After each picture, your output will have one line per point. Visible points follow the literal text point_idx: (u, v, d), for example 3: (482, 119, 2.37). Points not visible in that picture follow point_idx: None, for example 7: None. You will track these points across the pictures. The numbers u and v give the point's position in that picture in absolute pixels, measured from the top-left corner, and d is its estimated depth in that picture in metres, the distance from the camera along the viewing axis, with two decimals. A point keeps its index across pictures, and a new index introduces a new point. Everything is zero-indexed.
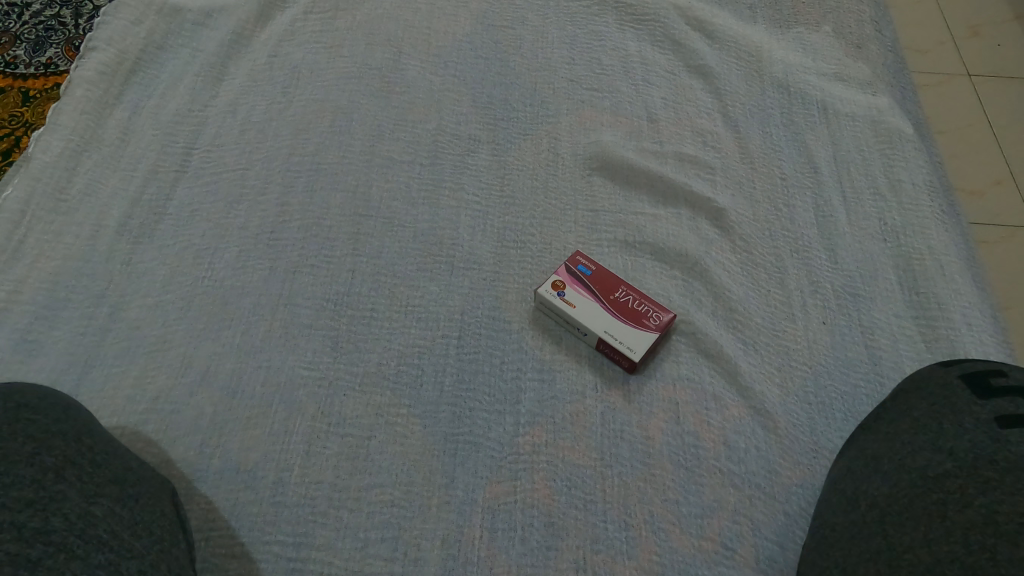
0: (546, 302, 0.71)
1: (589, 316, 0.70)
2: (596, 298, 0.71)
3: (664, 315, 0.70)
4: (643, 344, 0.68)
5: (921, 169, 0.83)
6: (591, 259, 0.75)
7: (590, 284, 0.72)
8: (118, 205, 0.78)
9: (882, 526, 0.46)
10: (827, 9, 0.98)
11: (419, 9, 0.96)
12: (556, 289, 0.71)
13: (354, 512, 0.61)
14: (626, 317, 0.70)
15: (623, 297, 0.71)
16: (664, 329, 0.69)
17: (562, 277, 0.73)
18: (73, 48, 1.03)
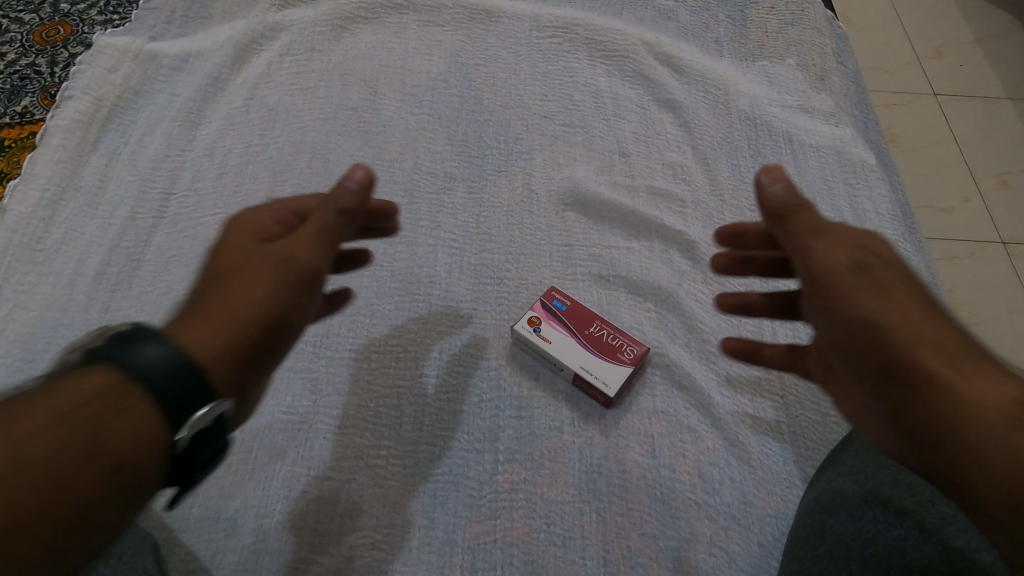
0: (522, 339, 0.72)
1: (564, 352, 0.71)
2: (571, 333, 0.72)
3: (638, 348, 0.71)
4: (618, 379, 0.69)
5: (884, 197, 0.86)
6: (565, 294, 0.75)
7: (565, 320, 0.73)
8: (96, 253, 0.78)
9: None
10: (791, 41, 1.01)
11: (394, 49, 0.98)
12: (532, 325, 0.72)
13: (335, 557, 0.61)
14: (600, 352, 0.71)
15: (597, 331, 0.72)
16: (638, 362, 0.70)
17: (538, 313, 0.73)
18: (49, 96, 1.01)
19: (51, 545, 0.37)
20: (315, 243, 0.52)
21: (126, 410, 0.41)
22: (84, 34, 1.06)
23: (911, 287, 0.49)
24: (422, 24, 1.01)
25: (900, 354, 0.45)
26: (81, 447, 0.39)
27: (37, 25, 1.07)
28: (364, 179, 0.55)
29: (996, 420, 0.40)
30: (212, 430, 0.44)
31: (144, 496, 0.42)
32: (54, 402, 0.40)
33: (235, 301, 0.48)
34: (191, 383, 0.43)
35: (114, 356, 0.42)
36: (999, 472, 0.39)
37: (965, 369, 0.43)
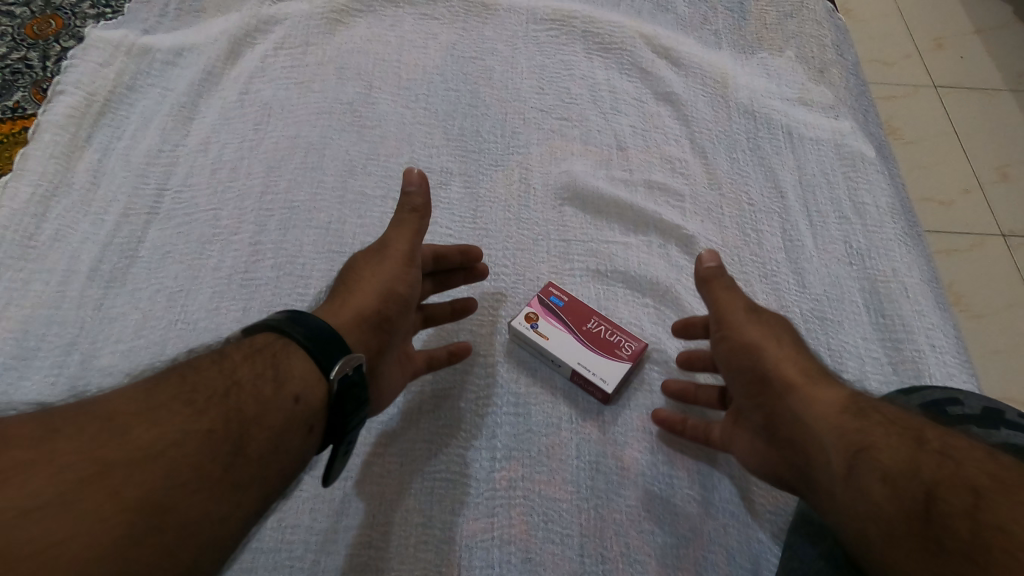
0: (519, 335, 0.72)
1: (561, 348, 0.70)
2: (569, 329, 0.71)
3: (636, 344, 0.70)
4: (616, 375, 0.68)
5: (884, 191, 0.85)
6: (562, 289, 0.74)
7: (563, 315, 0.72)
8: (89, 249, 0.78)
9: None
10: (789, 33, 1.00)
11: (389, 43, 0.97)
12: (529, 322, 0.72)
13: (332, 556, 0.61)
14: (597, 347, 0.70)
15: (595, 327, 0.71)
16: (636, 358, 0.69)
17: (535, 309, 0.73)
18: (42, 90, 1.00)
19: (241, 464, 0.47)
20: (406, 235, 0.65)
21: (293, 364, 0.52)
22: (77, 27, 1.05)
23: (789, 331, 0.63)
24: (417, 17, 1.00)
25: (771, 373, 0.59)
26: (262, 392, 0.50)
27: (28, 18, 1.06)
28: (416, 177, 0.65)
29: (835, 418, 0.53)
30: (350, 381, 0.54)
31: (306, 439, 0.52)
32: (241, 359, 0.51)
33: (361, 284, 0.62)
34: (336, 347, 0.54)
35: (285, 326, 0.54)
36: (831, 451, 0.52)
37: (822, 386, 0.57)
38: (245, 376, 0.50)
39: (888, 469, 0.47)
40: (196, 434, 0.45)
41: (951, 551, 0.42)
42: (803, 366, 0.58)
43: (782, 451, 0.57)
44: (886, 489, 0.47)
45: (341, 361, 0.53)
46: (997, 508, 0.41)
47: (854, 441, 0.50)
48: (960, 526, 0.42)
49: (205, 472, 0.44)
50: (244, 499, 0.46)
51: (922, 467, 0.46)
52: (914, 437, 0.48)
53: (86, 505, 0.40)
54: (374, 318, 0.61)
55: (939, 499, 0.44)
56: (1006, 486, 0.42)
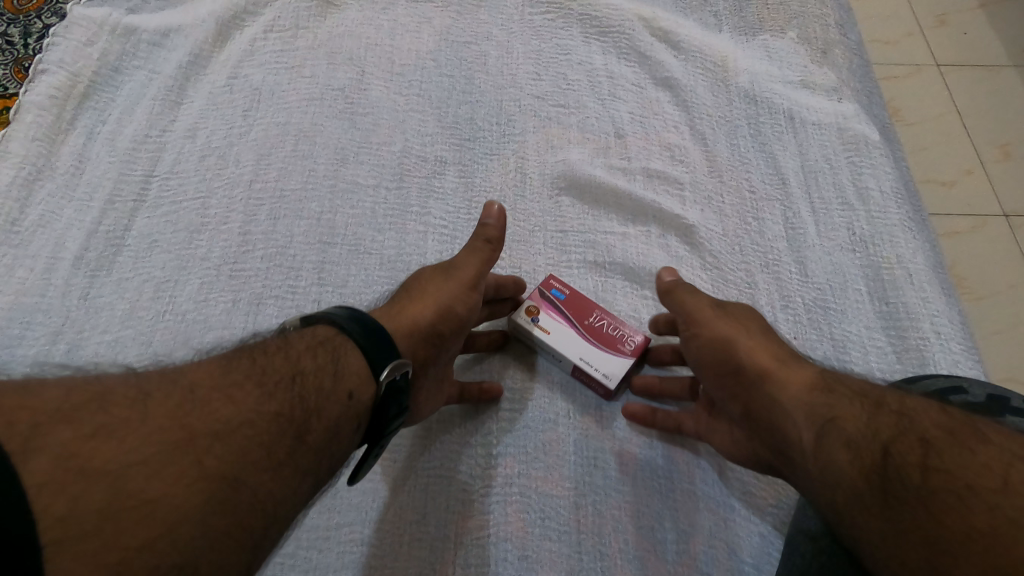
0: (520, 329, 0.70)
1: (564, 341, 0.69)
2: (571, 321, 0.70)
3: (638, 337, 0.69)
4: (619, 369, 0.67)
5: (889, 175, 0.83)
6: (563, 281, 0.73)
7: (564, 309, 0.70)
8: (74, 238, 0.76)
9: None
10: (793, 14, 0.98)
11: (382, 26, 0.95)
12: (529, 315, 0.70)
13: (326, 553, 0.60)
14: (600, 340, 0.69)
15: (597, 320, 0.70)
16: (638, 352, 0.68)
17: (536, 302, 0.71)
18: (23, 69, 0.97)
19: (303, 451, 0.46)
20: (476, 259, 0.65)
21: (349, 360, 0.52)
22: (59, 4, 1.02)
23: (756, 319, 0.63)
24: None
25: (740, 361, 0.58)
26: (323, 382, 0.49)
27: None
28: (496, 212, 0.67)
29: (803, 393, 0.54)
30: (397, 386, 0.53)
31: (352, 435, 0.51)
32: (303, 348, 0.51)
33: (422, 295, 0.62)
34: (386, 351, 0.53)
35: (343, 322, 0.53)
36: (801, 426, 0.52)
37: (792, 365, 0.57)
38: (306, 364, 0.50)
39: (852, 436, 0.48)
40: (265, 415, 0.45)
41: (907, 501, 0.43)
42: (771, 351, 0.58)
43: (754, 430, 0.58)
44: (850, 454, 0.47)
45: (392, 365, 0.52)
46: (946, 454, 0.43)
47: (822, 412, 0.51)
48: (913, 477, 0.43)
49: (273, 453, 0.44)
50: (303, 486, 0.46)
51: (882, 430, 0.47)
52: (872, 402, 0.50)
53: (170, 470, 0.40)
54: (428, 330, 0.60)
55: (895, 456, 0.45)
56: (953, 434, 0.44)
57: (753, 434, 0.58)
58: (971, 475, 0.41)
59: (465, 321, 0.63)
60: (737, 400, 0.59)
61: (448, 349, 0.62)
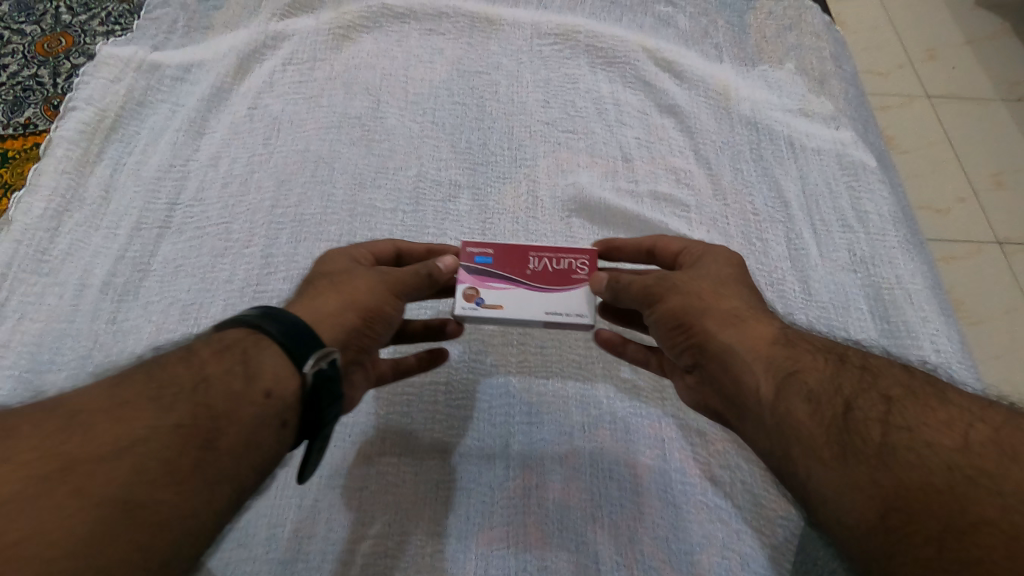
0: (473, 318, 0.64)
1: (520, 307, 0.64)
2: (519, 281, 0.65)
3: (582, 258, 0.67)
4: (590, 305, 0.65)
5: (886, 200, 0.86)
6: (478, 241, 0.67)
7: (501, 272, 0.66)
8: (102, 263, 0.78)
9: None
10: (789, 47, 1.02)
11: (396, 58, 0.99)
12: (472, 299, 0.64)
13: (349, 566, 0.61)
14: (564, 283, 0.65)
15: (548, 267, 0.66)
16: (592, 271, 0.66)
17: (469, 282, 0.65)
18: (52, 106, 1.00)
19: (211, 460, 0.45)
20: (414, 271, 0.62)
21: (265, 358, 0.51)
22: (86, 44, 1.05)
23: (708, 275, 0.60)
24: (423, 33, 1.02)
25: (695, 324, 0.56)
26: (232, 387, 0.49)
27: (38, 35, 1.06)
28: (454, 265, 0.64)
29: (763, 345, 0.53)
30: (325, 377, 0.52)
31: (282, 432, 0.50)
32: (209, 355, 0.50)
33: (352, 290, 0.59)
34: (306, 342, 0.52)
35: (257, 320, 0.52)
36: (759, 376, 0.51)
37: (747, 321, 0.55)
38: (213, 370, 0.49)
39: (813, 389, 0.49)
40: (164, 430, 0.44)
41: (866, 449, 0.44)
42: (725, 311, 0.56)
43: (707, 384, 0.57)
44: (811, 408, 0.48)
45: (315, 354, 0.51)
46: (907, 412, 0.46)
47: (784, 365, 0.51)
48: (872, 430, 0.45)
49: (176, 466, 0.44)
50: (222, 493, 0.45)
51: (846, 387, 0.49)
52: (836, 359, 0.51)
53: (48, 502, 0.39)
54: (354, 329, 0.57)
55: (857, 412, 0.47)
56: (914, 395, 0.47)
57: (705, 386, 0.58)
58: (928, 432, 0.44)
59: (394, 322, 0.61)
60: (689, 356, 0.57)
61: (371, 350, 0.60)
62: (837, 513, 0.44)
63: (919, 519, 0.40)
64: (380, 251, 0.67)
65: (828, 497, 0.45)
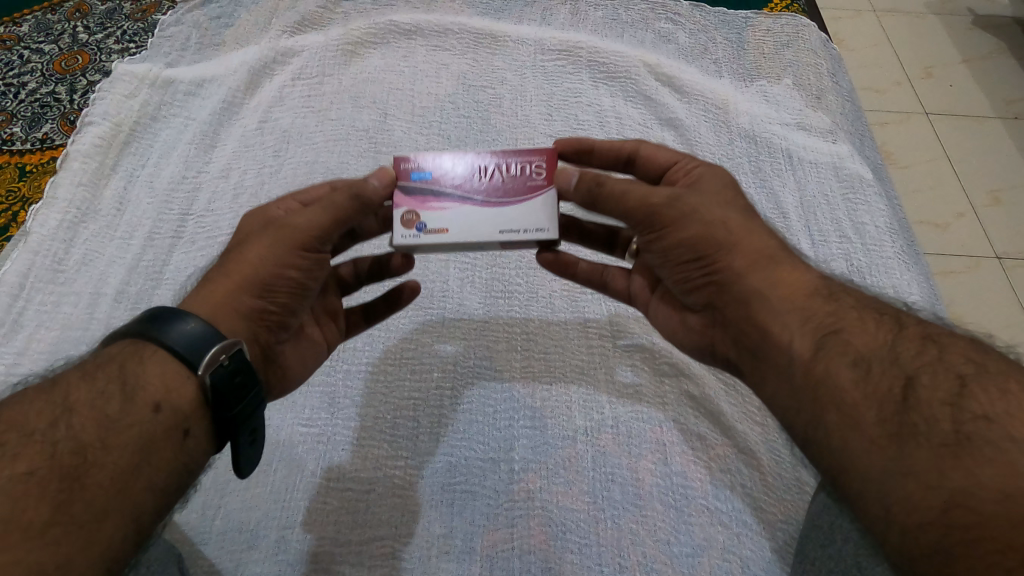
0: (416, 246, 0.60)
1: (469, 227, 0.60)
2: (468, 198, 0.62)
3: (534, 163, 0.63)
4: (550, 215, 0.61)
5: (882, 212, 0.88)
6: (416, 156, 0.63)
7: (445, 190, 0.62)
8: (116, 273, 0.80)
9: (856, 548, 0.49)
10: (786, 63, 1.05)
11: (403, 72, 1.01)
12: (414, 226, 0.60)
13: (357, 567, 0.62)
14: (521, 195, 0.62)
15: (502, 181, 0.63)
16: (547, 177, 0.63)
17: (412, 207, 0.61)
18: (69, 122, 1.02)
19: (78, 497, 0.41)
20: (316, 212, 0.56)
21: (149, 370, 0.47)
22: (102, 62, 1.08)
23: (732, 207, 0.57)
24: (429, 49, 1.04)
25: (718, 258, 0.54)
26: (103, 410, 0.45)
27: (55, 54, 1.09)
28: (388, 179, 0.60)
29: (803, 300, 0.51)
30: (225, 371, 0.48)
31: (188, 441, 0.48)
32: (76, 379, 0.46)
33: (241, 268, 0.55)
34: (205, 337, 0.48)
35: (140, 329, 0.49)
36: (794, 331, 0.50)
37: (778, 264, 0.53)
38: (80, 397, 0.45)
39: (861, 354, 0.46)
40: (10, 481, 0.39)
41: (931, 433, 0.40)
42: (757, 251, 0.54)
43: (717, 324, 0.56)
44: (857, 375, 0.45)
45: (216, 347, 0.48)
46: (982, 398, 0.41)
47: (825, 324, 0.49)
48: (940, 412, 0.41)
49: (26, 520, 0.39)
50: (101, 534, 0.41)
51: (902, 357, 0.45)
52: (892, 327, 0.48)
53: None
54: (253, 309, 0.54)
55: (921, 389, 0.43)
56: (989, 375, 0.42)
57: (714, 327, 0.57)
58: (1011, 423, 0.39)
59: (309, 281, 0.57)
60: (702, 296, 0.56)
61: (293, 318, 0.58)
62: (882, 496, 0.41)
63: (986, 515, 0.36)
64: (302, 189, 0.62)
65: (874, 479, 0.41)
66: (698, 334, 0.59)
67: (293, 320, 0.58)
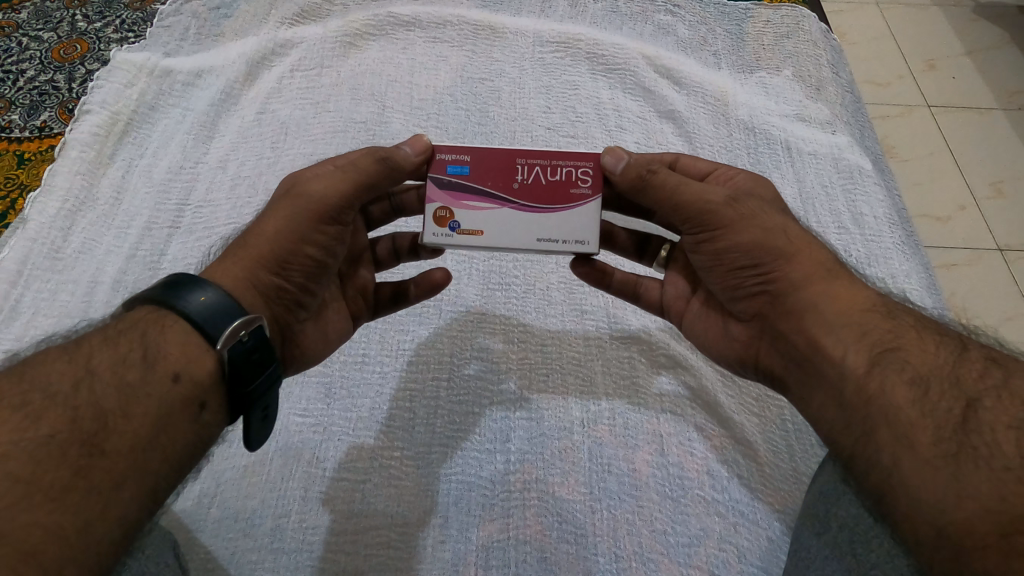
0: (446, 245, 0.62)
1: (508, 233, 0.61)
2: (506, 199, 0.61)
3: (581, 167, 0.62)
4: (593, 225, 0.61)
5: (882, 204, 0.87)
6: (451, 147, 0.62)
7: (484, 188, 0.61)
8: (113, 262, 0.80)
9: (850, 536, 0.49)
10: (786, 54, 1.04)
11: (401, 64, 1.01)
12: (447, 224, 0.61)
13: (351, 556, 0.62)
14: (562, 202, 0.61)
15: (541, 181, 0.62)
16: (595, 183, 0.62)
17: (445, 205, 0.62)
18: (68, 111, 1.02)
19: (98, 463, 0.41)
20: (338, 178, 0.57)
21: (169, 338, 0.47)
22: (101, 51, 1.08)
23: (787, 219, 0.58)
24: (428, 40, 1.04)
25: (775, 268, 0.55)
26: (125, 377, 0.45)
27: (54, 42, 1.09)
28: (421, 151, 0.60)
29: (858, 313, 0.51)
30: (245, 347, 0.49)
31: (203, 415, 0.48)
32: (98, 343, 0.46)
33: (259, 240, 0.55)
34: (229, 312, 0.49)
35: (159, 295, 0.49)
36: (849, 346, 0.49)
37: (835, 278, 0.54)
38: (102, 362, 0.45)
39: (919, 372, 0.46)
40: (32, 443, 0.39)
41: (992, 456, 0.40)
42: (814, 263, 0.55)
43: (765, 334, 0.57)
44: (915, 394, 0.45)
45: (239, 321, 0.48)
46: None
47: (882, 340, 0.48)
48: (1004, 436, 0.41)
49: (47, 483, 0.39)
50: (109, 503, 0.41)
51: (965, 379, 0.45)
52: (954, 348, 0.47)
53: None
54: (273, 284, 0.55)
55: (982, 412, 0.43)
56: None
57: (761, 337, 0.58)
58: None
59: (328, 256, 0.58)
60: (753, 305, 0.57)
61: (313, 294, 0.59)
62: (932, 510, 0.41)
63: None
64: (339, 157, 0.60)
65: (930, 492, 0.41)
66: (741, 344, 0.60)
67: (314, 296, 0.59)
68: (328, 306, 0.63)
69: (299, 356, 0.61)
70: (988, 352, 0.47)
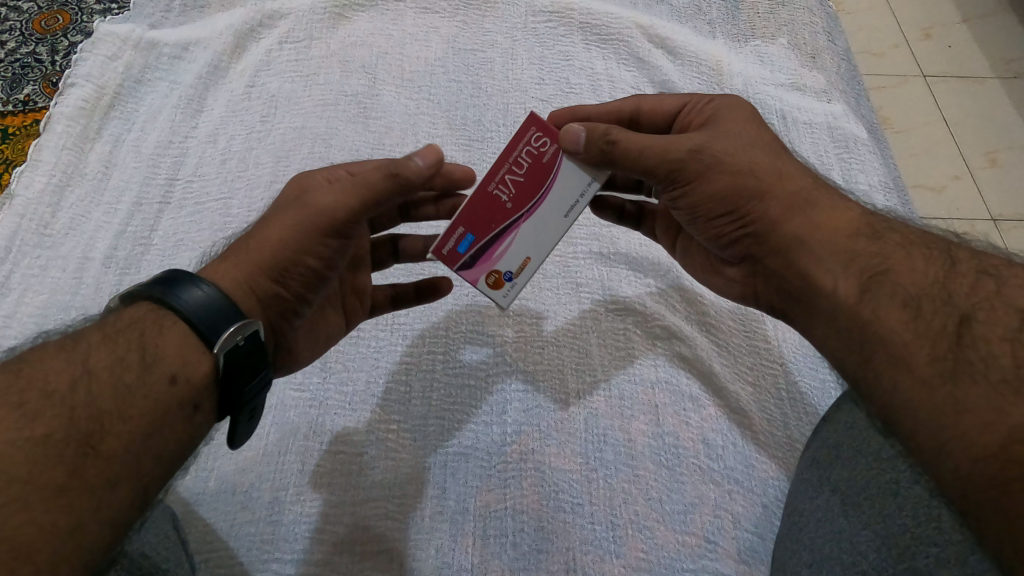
0: (519, 292, 0.63)
1: (539, 240, 0.61)
2: (514, 219, 0.60)
3: (529, 139, 0.58)
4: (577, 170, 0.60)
5: (876, 171, 0.87)
6: (444, 236, 0.60)
7: (492, 228, 0.60)
8: (104, 238, 0.79)
9: (844, 500, 0.49)
10: (781, 23, 1.03)
11: (392, 36, 0.99)
12: (504, 280, 0.62)
13: (350, 526, 0.63)
14: (547, 175, 0.59)
15: (519, 180, 0.59)
16: (550, 137, 0.59)
17: (485, 269, 0.61)
18: (51, 84, 1.00)
19: (93, 472, 0.41)
20: (340, 182, 0.57)
21: (167, 339, 0.47)
22: (83, 22, 1.05)
23: (756, 148, 0.57)
24: (418, 12, 1.02)
25: (751, 208, 0.55)
26: (122, 376, 0.44)
27: (35, 13, 1.06)
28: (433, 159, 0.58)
29: (847, 241, 0.51)
30: (241, 351, 0.49)
31: (196, 416, 0.47)
32: (96, 340, 0.46)
33: (261, 243, 0.55)
34: (226, 314, 0.48)
35: (159, 294, 0.48)
36: (839, 276, 0.49)
37: (815, 207, 0.53)
38: (101, 360, 0.45)
39: (910, 293, 0.46)
40: (27, 442, 0.39)
41: (986, 368, 0.41)
42: (791, 194, 0.54)
43: (758, 274, 0.57)
44: (909, 315, 0.45)
45: (235, 326, 0.48)
46: None
47: (869, 267, 0.48)
48: (999, 348, 0.41)
49: (42, 482, 0.39)
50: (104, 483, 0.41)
51: (956, 294, 0.45)
52: (944, 263, 0.47)
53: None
54: (273, 290, 0.54)
55: (976, 326, 0.43)
56: None
57: (754, 277, 0.58)
58: None
59: (329, 266, 0.57)
60: (739, 248, 0.57)
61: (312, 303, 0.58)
62: (932, 447, 0.41)
63: None
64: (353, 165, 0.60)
65: (928, 431, 0.41)
66: (739, 284, 0.61)
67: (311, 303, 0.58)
68: (320, 313, 0.63)
69: (291, 355, 0.61)
70: (978, 267, 0.47)
